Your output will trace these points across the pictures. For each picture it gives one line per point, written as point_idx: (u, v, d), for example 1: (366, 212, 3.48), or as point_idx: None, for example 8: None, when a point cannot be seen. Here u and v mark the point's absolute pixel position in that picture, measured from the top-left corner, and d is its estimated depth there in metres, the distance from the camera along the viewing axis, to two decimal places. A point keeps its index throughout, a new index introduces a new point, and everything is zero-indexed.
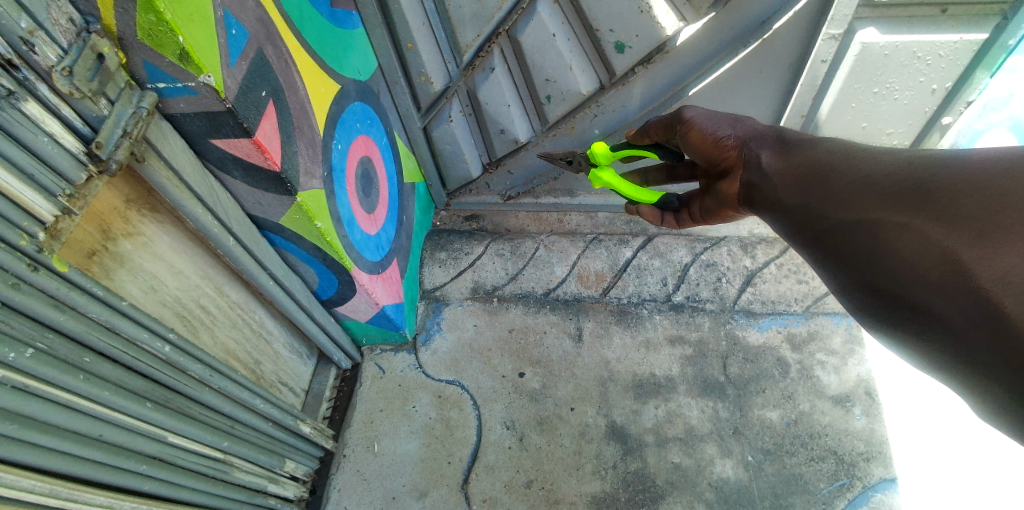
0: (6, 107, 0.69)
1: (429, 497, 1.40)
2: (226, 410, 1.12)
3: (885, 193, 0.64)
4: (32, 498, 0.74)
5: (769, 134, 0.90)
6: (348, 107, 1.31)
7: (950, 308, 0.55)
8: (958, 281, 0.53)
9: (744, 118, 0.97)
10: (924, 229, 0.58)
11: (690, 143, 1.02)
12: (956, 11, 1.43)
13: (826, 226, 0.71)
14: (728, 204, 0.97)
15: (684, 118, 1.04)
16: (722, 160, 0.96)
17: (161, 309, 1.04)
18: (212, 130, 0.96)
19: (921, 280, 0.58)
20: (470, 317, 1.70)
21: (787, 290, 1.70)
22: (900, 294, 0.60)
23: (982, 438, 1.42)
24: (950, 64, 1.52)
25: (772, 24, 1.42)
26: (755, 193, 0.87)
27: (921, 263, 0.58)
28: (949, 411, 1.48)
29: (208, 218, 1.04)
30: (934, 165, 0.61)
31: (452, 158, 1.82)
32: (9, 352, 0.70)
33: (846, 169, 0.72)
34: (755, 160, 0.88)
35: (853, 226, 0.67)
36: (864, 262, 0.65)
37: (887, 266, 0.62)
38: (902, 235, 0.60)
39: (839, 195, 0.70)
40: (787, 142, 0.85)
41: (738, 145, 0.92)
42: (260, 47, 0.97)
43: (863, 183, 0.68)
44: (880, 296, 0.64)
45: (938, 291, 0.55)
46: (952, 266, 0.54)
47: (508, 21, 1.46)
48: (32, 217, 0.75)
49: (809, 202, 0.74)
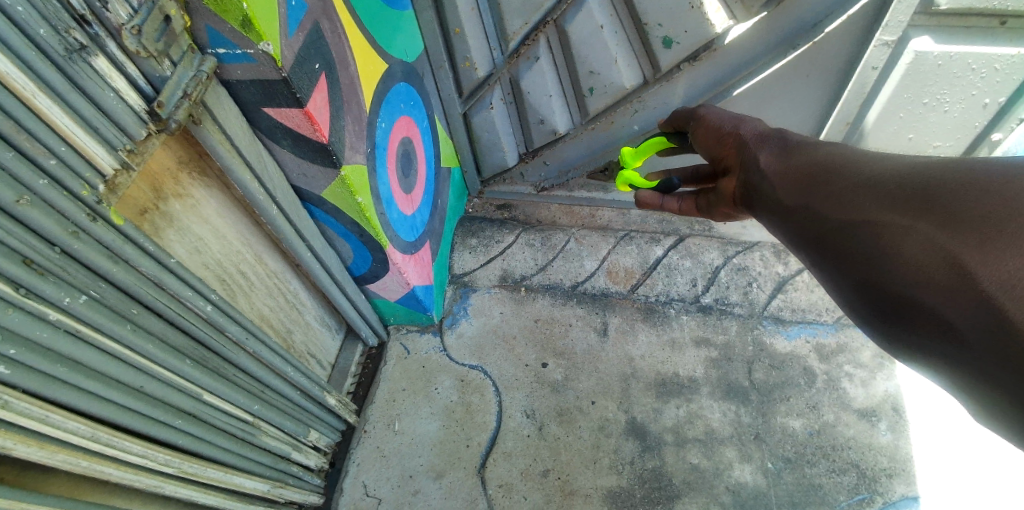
0: (77, 61, 0.70)
1: (446, 478, 1.41)
2: (258, 374, 1.15)
3: (892, 196, 0.59)
4: (73, 440, 0.77)
5: (772, 134, 0.85)
6: (394, 86, 1.32)
7: (959, 316, 0.49)
8: (957, 288, 0.49)
9: (748, 116, 0.93)
10: (929, 233, 0.53)
11: (698, 140, 0.99)
12: (1015, 24, 1.37)
13: (823, 227, 0.66)
14: (725, 203, 0.92)
15: (697, 115, 1.02)
16: (723, 157, 0.92)
17: (204, 270, 1.06)
18: (266, 99, 0.97)
19: (922, 283, 0.52)
20: (496, 305, 1.72)
21: (819, 300, 1.68)
22: (901, 301, 0.55)
23: (1000, 453, 1.40)
24: (1005, 78, 1.48)
25: (824, 27, 1.40)
26: (754, 194, 0.81)
27: (924, 270, 0.52)
28: (972, 423, 1.46)
29: (255, 185, 1.06)
30: (943, 171, 0.56)
31: (489, 145, 1.83)
32: (64, 297, 0.73)
33: (847, 172, 0.66)
34: (753, 162, 0.82)
35: (850, 229, 0.62)
36: (863, 266, 0.59)
37: (886, 270, 0.56)
38: (905, 239, 0.55)
39: (837, 197, 0.65)
40: (788, 144, 0.81)
41: (738, 145, 0.88)
42: (317, 20, 0.98)
43: (865, 186, 0.63)
44: (877, 302, 0.58)
45: (943, 301, 0.50)
46: (955, 272, 0.49)
47: (557, 10, 1.46)
48: (93, 169, 0.76)
49: (810, 203, 0.69)
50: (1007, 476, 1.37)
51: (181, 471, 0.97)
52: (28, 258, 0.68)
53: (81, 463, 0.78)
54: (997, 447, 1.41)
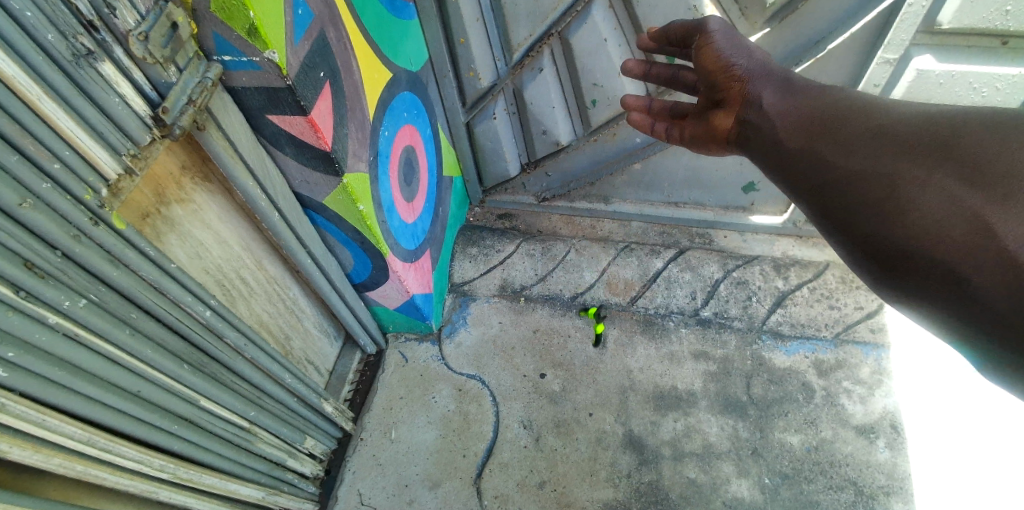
0: (84, 66, 0.70)
1: (442, 488, 1.40)
2: (256, 380, 1.14)
3: (908, 145, 0.63)
4: (68, 444, 0.76)
5: (777, 75, 0.88)
6: (398, 95, 1.33)
7: (980, 277, 0.52)
8: (978, 245, 0.53)
9: (759, 51, 0.93)
10: (948, 185, 0.57)
11: (700, 61, 0.97)
12: (1017, 44, 1.34)
13: (826, 171, 0.71)
14: (715, 138, 0.95)
15: (707, 30, 0.98)
16: (723, 88, 0.93)
17: (204, 275, 1.06)
18: (271, 106, 0.97)
19: (934, 238, 0.57)
20: (495, 314, 1.72)
21: (818, 315, 1.68)
22: (891, 241, 0.61)
23: (993, 421, 1.46)
24: (1007, 98, 1.44)
25: (827, 44, 1.42)
26: (752, 132, 0.86)
27: (938, 216, 0.57)
28: (963, 400, 1.50)
29: (258, 192, 1.06)
30: (962, 120, 0.61)
31: (492, 155, 1.84)
32: (63, 300, 0.73)
33: (860, 117, 0.72)
34: (756, 99, 0.87)
35: (859, 174, 0.66)
36: (860, 208, 0.65)
37: (886, 212, 0.62)
38: (921, 187, 0.59)
39: (850, 141, 0.70)
40: (792, 88, 0.85)
41: (742, 79, 0.90)
42: (323, 29, 0.98)
43: (879, 132, 0.68)
44: (866, 243, 0.64)
45: (950, 245, 0.55)
46: (971, 223, 0.54)
47: (561, 22, 1.48)
48: (96, 173, 0.76)
49: (815, 148, 0.74)
50: (1015, 449, 1.41)
51: (176, 477, 0.97)
52: (29, 261, 0.68)
53: (76, 467, 0.78)
54: (994, 419, 1.46)
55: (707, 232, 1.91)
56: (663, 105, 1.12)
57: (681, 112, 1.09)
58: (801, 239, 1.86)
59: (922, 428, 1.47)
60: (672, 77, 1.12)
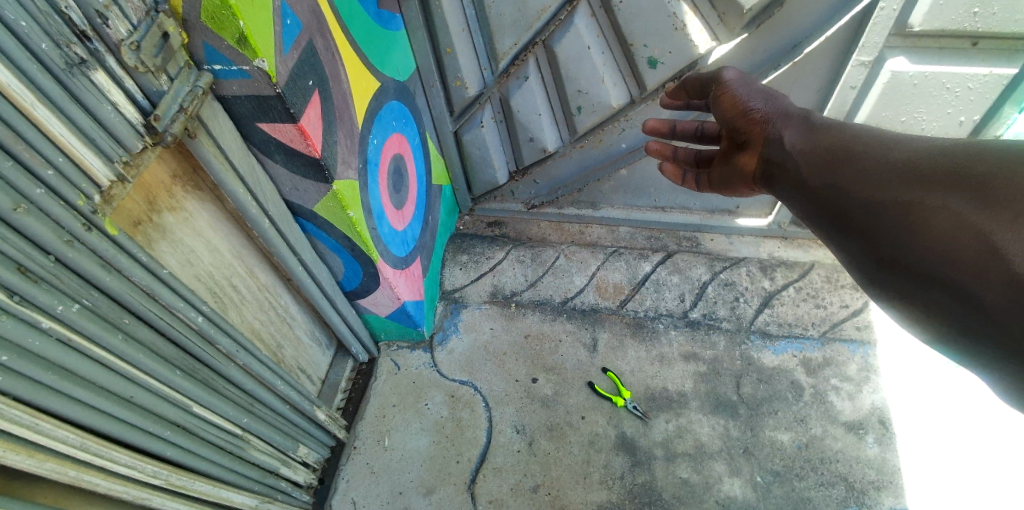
0: (76, 74, 0.72)
1: (436, 494, 1.39)
2: (248, 387, 1.15)
3: (924, 177, 0.69)
4: (62, 449, 0.76)
5: (797, 116, 0.97)
6: (386, 104, 1.36)
7: (991, 294, 0.58)
8: (991, 264, 0.58)
9: (777, 94, 1.02)
10: (960, 208, 0.63)
11: (719, 106, 1.06)
12: (986, 46, 1.41)
13: (848, 203, 0.78)
14: (743, 177, 1.05)
15: (721, 79, 1.08)
16: (746, 132, 1.02)
17: (195, 282, 1.07)
18: (260, 113, 0.99)
19: (948, 259, 0.62)
20: (487, 320, 1.73)
21: (805, 314, 1.71)
22: (911, 265, 0.67)
23: (987, 434, 1.45)
24: (979, 97, 1.51)
25: (804, 48, 1.46)
26: (776, 169, 0.94)
27: (952, 238, 0.62)
28: (960, 411, 1.50)
29: (247, 198, 1.07)
30: (974, 150, 0.67)
31: (481, 163, 1.87)
32: (57, 304, 0.73)
33: (877, 153, 0.78)
34: (778, 138, 0.95)
35: (879, 204, 0.73)
36: (882, 237, 0.72)
37: (907, 241, 0.68)
38: (936, 214, 0.65)
39: (868, 174, 0.77)
40: (814, 126, 0.93)
41: (763, 120, 0.99)
42: (311, 38, 1.00)
43: (894, 166, 0.74)
44: (889, 267, 0.70)
45: (962, 264, 0.61)
46: (983, 243, 0.59)
47: (545, 31, 1.53)
48: (89, 180, 0.77)
49: (837, 183, 0.81)
50: (1007, 449, 1.42)
51: (168, 483, 0.96)
52: (22, 265, 0.69)
53: (69, 472, 0.78)
54: (991, 432, 1.45)
55: (694, 236, 1.94)
56: (689, 153, 1.25)
57: (704, 159, 1.23)
58: (787, 241, 1.91)
59: (913, 423, 1.49)
60: (696, 130, 1.23)
